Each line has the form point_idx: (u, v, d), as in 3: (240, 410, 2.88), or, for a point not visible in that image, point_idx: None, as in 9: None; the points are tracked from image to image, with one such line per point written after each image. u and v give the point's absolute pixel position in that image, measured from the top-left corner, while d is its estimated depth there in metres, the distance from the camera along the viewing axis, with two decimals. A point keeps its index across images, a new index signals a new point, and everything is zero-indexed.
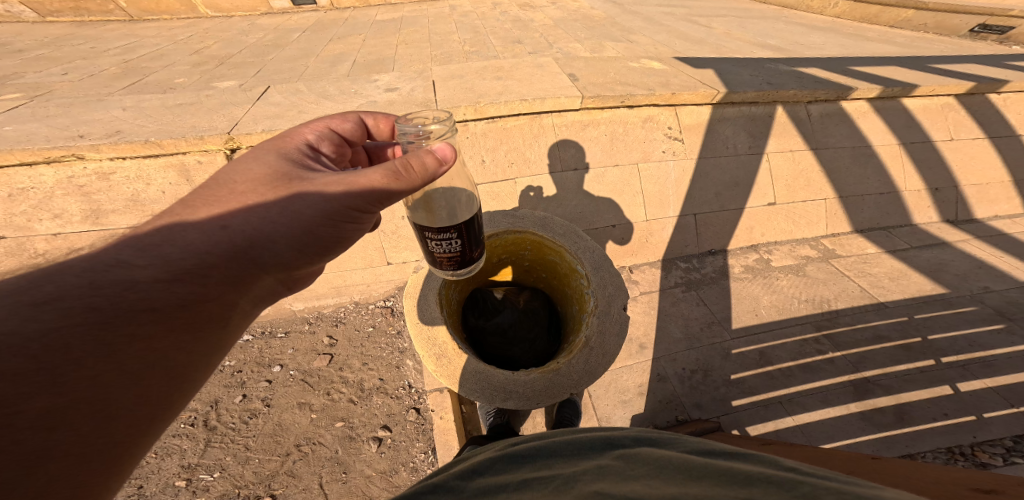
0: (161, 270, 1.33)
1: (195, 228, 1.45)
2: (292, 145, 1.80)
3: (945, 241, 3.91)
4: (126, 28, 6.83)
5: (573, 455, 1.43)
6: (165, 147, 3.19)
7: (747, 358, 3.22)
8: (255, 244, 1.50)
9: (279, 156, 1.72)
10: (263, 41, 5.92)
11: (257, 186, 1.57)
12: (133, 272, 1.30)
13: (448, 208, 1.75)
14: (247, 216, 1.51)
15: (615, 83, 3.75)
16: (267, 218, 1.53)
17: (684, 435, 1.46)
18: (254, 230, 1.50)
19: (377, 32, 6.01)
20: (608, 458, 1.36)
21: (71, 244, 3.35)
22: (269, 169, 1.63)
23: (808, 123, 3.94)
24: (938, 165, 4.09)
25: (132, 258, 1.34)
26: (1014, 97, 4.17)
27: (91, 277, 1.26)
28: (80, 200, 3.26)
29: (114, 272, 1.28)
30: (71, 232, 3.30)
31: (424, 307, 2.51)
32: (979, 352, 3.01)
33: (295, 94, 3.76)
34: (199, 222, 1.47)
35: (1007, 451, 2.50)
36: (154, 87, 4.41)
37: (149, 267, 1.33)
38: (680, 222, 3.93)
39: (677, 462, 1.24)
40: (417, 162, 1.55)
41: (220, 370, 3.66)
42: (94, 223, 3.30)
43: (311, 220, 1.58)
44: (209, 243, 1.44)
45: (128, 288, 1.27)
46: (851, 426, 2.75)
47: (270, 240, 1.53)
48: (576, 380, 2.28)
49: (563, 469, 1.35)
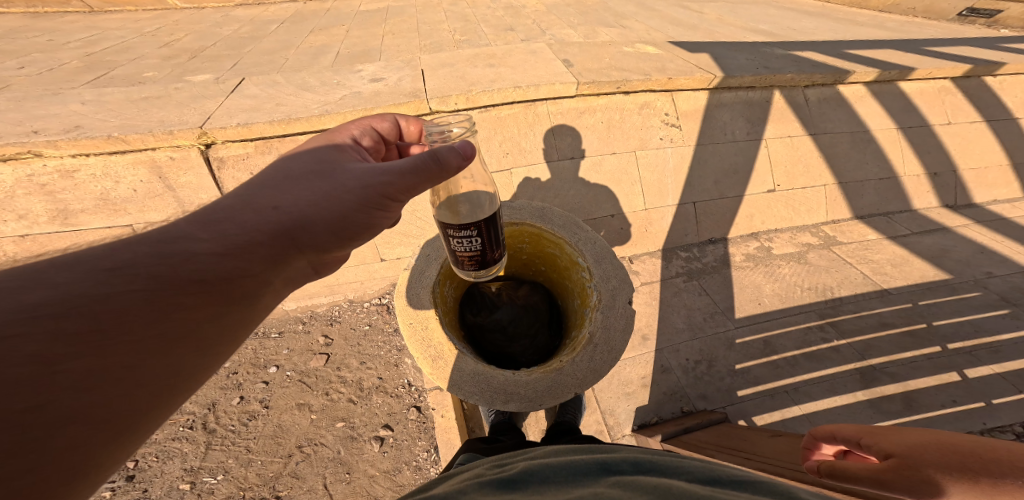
0: (217, 244, 1.28)
1: (249, 206, 1.41)
2: (342, 137, 1.80)
3: (945, 226, 3.91)
4: (87, 20, 6.43)
5: (566, 479, 1.33)
6: (131, 143, 2.95)
7: (752, 348, 3.16)
8: (301, 224, 1.44)
9: (325, 149, 1.69)
10: (239, 33, 5.63)
11: (306, 174, 1.53)
12: (188, 241, 1.25)
13: (471, 205, 1.77)
14: (296, 196, 1.46)
15: (611, 69, 3.63)
16: (311, 200, 1.47)
17: (684, 460, 1.39)
18: (303, 212, 1.45)
19: (362, 22, 5.76)
20: (603, 485, 1.27)
21: (41, 246, 3.20)
22: (317, 160, 1.60)
23: (806, 108, 3.89)
24: (936, 150, 4.08)
25: (190, 230, 1.29)
26: (1010, 80, 4.17)
27: (159, 247, 1.21)
28: (43, 200, 3.05)
29: (177, 243, 1.24)
30: (40, 233, 3.14)
31: (420, 304, 2.37)
32: (986, 338, 3.00)
33: (272, 86, 3.55)
34: (250, 198, 1.42)
35: (1018, 437, 2.47)
36: (121, 81, 4.14)
37: (207, 241, 1.28)
38: (680, 210, 3.85)
39: (681, 493, 1.17)
40: (450, 155, 1.50)
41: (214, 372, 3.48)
42: (64, 223, 3.13)
43: (353, 204, 1.53)
44: (260, 220, 1.38)
45: (186, 258, 1.22)
46: (861, 414, 2.71)
47: (317, 222, 1.46)
48: (580, 379, 2.16)
49: (556, 496, 1.24)
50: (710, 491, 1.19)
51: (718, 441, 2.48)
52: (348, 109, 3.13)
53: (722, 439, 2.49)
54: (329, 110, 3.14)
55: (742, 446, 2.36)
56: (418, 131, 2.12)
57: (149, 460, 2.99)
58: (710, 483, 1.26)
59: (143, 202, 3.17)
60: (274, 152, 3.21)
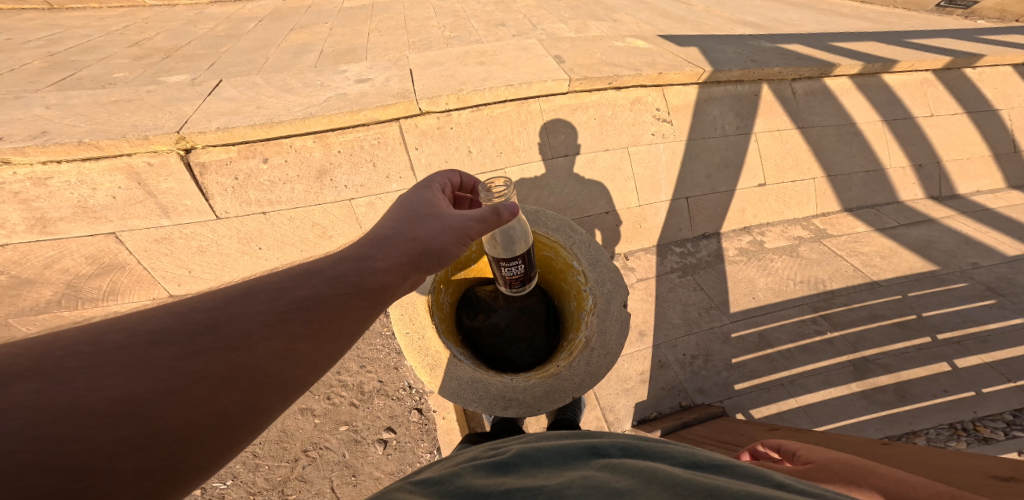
0: (387, 264, 1.41)
1: (401, 232, 1.52)
2: (436, 180, 1.86)
3: (931, 218, 4.01)
4: (46, 17, 6.09)
5: (558, 463, 1.38)
6: (105, 149, 2.80)
7: (748, 342, 3.21)
8: (430, 252, 1.53)
9: (431, 193, 1.73)
10: (215, 31, 5.41)
11: (432, 212, 1.62)
12: (368, 259, 1.39)
13: (507, 237, 1.93)
14: (427, 229, 1.56)
15: (602, 64, 3.59)
16: (439, 231, 1.56)
17: (669, 442, 1.42)
18: (437, 242, 1.55)
19: (345, 20, 5.59)
20: (593, 468, 1.31)
21: (18, 256, 3.04)
22: (435, 202, 1.68)
23: (794, 101, 3.92)
24: (921, 142, 4.17)
25: (369, 250, 1.43)
26: (988, 72, 4.28)
27: (354, 262, 1.37)
28: (17, 208, 2.89)
29: (366, 260, 1.39)
30: (19, 242, 2.99)
31: (415, 315, 2.31)
32: (973, 327, 3.10)
33: (252, 88, 3.40)
34: (397, 227, 1.54)
35: (1007, 425, 2.57)
36: (90, 83, 3.94)
37: (381, 261, 1.41)
38: (673, 206, 3.86)
39: (663, 476, 1.19)
40: (507, 212, 1.66)
41: None
42: (42, 232, 2.98)
43: (452, 242, 1.59)
44: (411, 245, 1.49)
45: (365, 271, 1.36)
46: (855, 405, 2.78)
47: (438, 254, 1.54)
48: (578, 383, 2.15)
49: (547, 479, 1.28)
50: (691, 474, 1.20)
51: (716, 435, 2.51)
52: (335, 111, 3.04)
53: (718, 433, 2.52)
54: (314, 112, 3.03)
55: (739, 439, 2.39)
56: (473, 184, 2.06)
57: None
58: (693, 467, 1.28)
59: (124, 209, 3.03)
60: (258, 156, 3.09)
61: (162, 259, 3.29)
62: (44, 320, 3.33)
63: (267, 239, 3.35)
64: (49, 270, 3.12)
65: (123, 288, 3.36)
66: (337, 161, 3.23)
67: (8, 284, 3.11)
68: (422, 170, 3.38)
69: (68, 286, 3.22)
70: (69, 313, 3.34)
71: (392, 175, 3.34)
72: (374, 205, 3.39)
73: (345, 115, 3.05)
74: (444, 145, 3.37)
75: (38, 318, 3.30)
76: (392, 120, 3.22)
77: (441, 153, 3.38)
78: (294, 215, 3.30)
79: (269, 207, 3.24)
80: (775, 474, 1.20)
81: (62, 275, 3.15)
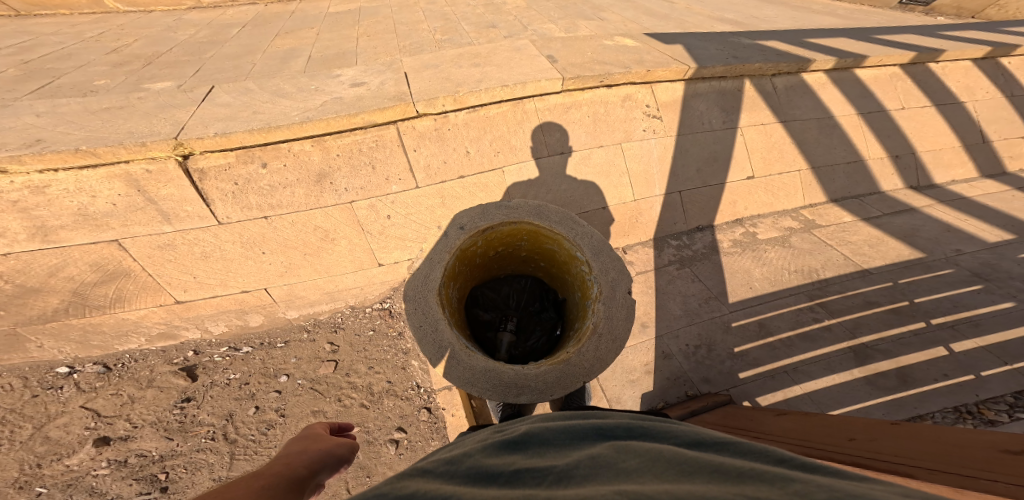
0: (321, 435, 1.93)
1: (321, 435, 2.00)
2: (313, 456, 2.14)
3: (912, 207, 4.22)
4: (13, 24, 5.84)
5: (564, 443, 1.44)
6: (102, 156, 2.74)
7: (748, 331, 3.33)
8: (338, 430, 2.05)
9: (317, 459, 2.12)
10: (196, 38, 5.29)
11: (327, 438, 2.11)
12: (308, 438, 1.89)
13: None
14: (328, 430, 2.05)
15: (593, 62, 3.68)
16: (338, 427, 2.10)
17: (671, 425, 1.49)
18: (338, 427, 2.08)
19: (331, 25, 5.56)
20: (599, 447, 1.36)
21: (20, 263, 2.93)
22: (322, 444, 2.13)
23: (775, 96, 4.09)
24: (896, 134, 4.39)
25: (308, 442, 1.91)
26: (952, 65, 4.53)
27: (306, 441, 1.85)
28: (17, 217, 2.79)
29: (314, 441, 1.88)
30: (21, 251, 2.89)
31: (426, 309, 2.30)
32: (964, 312, 3.27)
33: (245, 93, 3.34)
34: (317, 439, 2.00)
35: (1009, 407, 2.74)
36: (70, 92, 3.81)
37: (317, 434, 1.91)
38: (668, 200, 3.95)
39: (668, 454, 1.24)
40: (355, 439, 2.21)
41: (226, 385, 3.34)
42: (45, 240, 2.89)
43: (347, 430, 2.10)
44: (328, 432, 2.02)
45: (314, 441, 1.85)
46: (860, 391, 2.93)
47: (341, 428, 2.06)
48: (587, 368, 2.18)
49: (556, 459, 1.35)
50: (694, 452, 1.27)
51: (726, 421, 2.57)
52: (333, 114, 3.03)
53: (729, 419, 2.58)
54: (311, 116, 3.01)
55: (749, 425, 2.45)
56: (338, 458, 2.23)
57: (179, 472, 2.95)
58: (697, 447, 1.34)
59: (125, 216, 2.94)
60: (257, 160, 3.05)
61: (166, 265, 3.19)
62: (52, 328, 3.25)
63: (271, 243, 3.29)
64: (54, 278, 3.03)
65: (129, 295, 3.25)
66: (335, 164, 3.20)
67: (13, 293, 3.02)
68: (421, 171, 3.39)
69: (74, 294, 3.13)
70: (77, 321, 3.26)
71: (391, 176, 3.33)
72: (375, 207, 3.38)
73: (342, 118, 3.04)
74: (443, 146, 3.39)
75: (46, 327, 3.23)
76: (389, 122, 3.22)
77: (439, 154, 3.39)
78: (296, 218, 3.26)
79: (271, 211, 3.19)
80: (778, 448, 1.25)
81: (68, 283, 3.07)
